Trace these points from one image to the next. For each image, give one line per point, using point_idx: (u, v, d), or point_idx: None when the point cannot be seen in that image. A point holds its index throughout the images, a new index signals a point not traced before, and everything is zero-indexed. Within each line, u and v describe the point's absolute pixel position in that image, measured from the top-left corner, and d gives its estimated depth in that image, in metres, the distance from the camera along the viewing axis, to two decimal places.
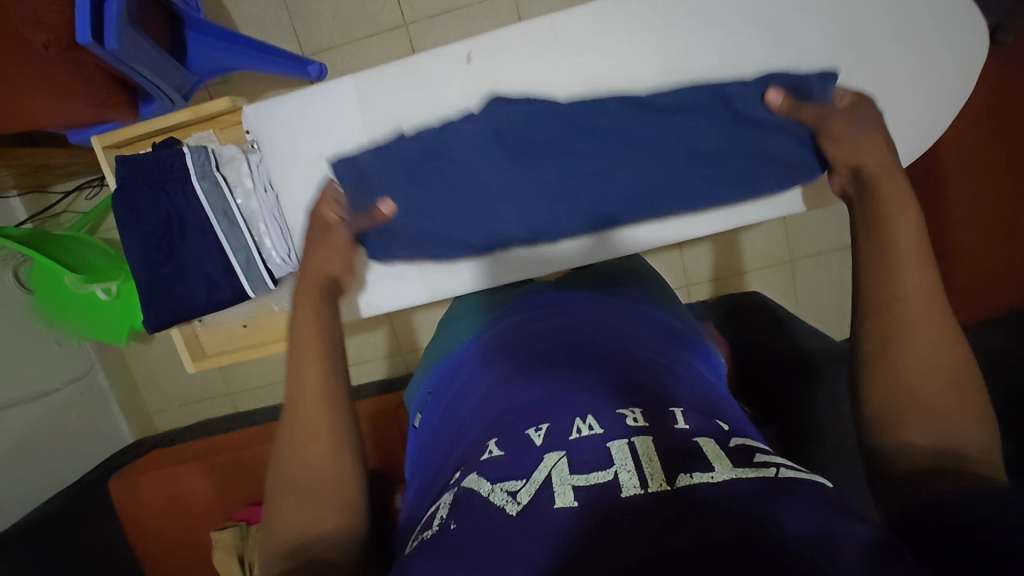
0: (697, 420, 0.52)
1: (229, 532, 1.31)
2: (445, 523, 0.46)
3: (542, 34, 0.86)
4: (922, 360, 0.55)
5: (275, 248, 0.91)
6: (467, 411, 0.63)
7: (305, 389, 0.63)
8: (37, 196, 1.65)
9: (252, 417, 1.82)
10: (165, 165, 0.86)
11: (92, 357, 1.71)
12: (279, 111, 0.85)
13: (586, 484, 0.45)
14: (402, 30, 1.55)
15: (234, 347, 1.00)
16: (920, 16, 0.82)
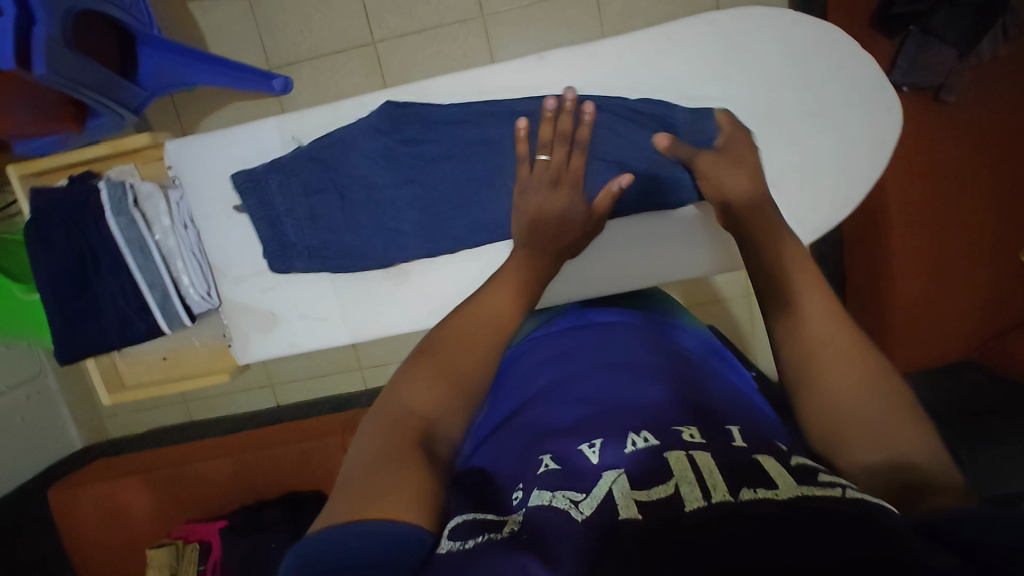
0: (754, 437, 0.54)
1: (163, 552, 1.29)
2: (515, 533, 0.45)
3: (465, 87, 0.82)
4: (837, 378, 0.54)
5: (194, 285, 0.88)
6: (516, 421, 0.64)
7: (448, 351, 0.60)
8: None
9: (208, 427, 1.81)
10: (80, 202, 0.84)
11: (42, 362, 1.68)
12: (200, 147, 0.83)
13: (649, 500, 0.45)
14: (370, 49, 1.55)
15: (154, 380, 0.97)
16: (833, 93, 0.79)
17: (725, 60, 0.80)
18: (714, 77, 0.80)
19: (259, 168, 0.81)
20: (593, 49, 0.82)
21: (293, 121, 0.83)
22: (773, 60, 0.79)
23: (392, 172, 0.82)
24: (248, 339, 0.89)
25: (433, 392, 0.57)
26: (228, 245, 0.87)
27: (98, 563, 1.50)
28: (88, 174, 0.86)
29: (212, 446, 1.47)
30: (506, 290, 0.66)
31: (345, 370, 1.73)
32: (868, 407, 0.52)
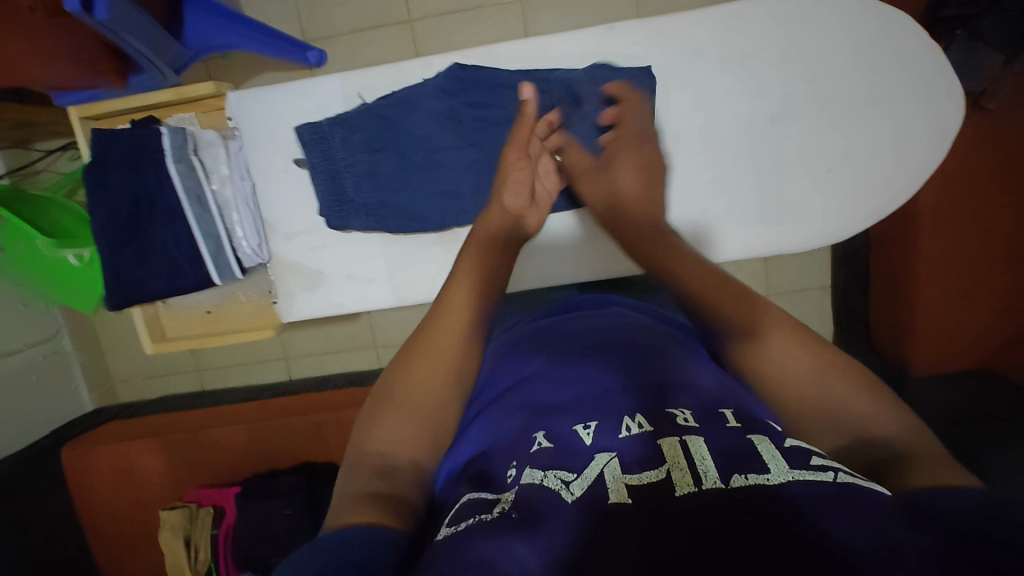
0: (749, 417, 0.53)
1: (177, 514, 1.29)
2: (505, 512, 0.45)
3: (528, 55, 0.83)
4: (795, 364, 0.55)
5: (247, 237, 0.89)
6: (504, 398, 0.63)
7: (409, 377, 0.60)
8: (16, 151, 1.63)
9: (218, 396, 1.81)
10: (142, 145, 0.83)
11: (59, 321, 1.69)
12: (262, 100, 0.84)
13: (639, 483, 0.46)
14: (407, 27, 1.55)
15: (196, 334, 0.98)
16: (896, 82, 0.78)
17: (783, 45, 0.79)
18: (766, 64, 0.79)
19: (325, 122, 0.82)
20: (654, 26, 0.81)
21: (358, 78, 0.83)
22: (828, 53, 0.78)
23: (455, 136, 0.82)
24: (295, 297, 0.90)
25: (396, 431, 0.58)
26: (282, 202, 0.87)
27: (108, 525, 1.50)
28: (149, 120, 0.86)
29: (227, 412, 1.48)
30: (446, 315, 0.63)
31: (361, 347, 1.73)
32: (835, 421, 0.52)
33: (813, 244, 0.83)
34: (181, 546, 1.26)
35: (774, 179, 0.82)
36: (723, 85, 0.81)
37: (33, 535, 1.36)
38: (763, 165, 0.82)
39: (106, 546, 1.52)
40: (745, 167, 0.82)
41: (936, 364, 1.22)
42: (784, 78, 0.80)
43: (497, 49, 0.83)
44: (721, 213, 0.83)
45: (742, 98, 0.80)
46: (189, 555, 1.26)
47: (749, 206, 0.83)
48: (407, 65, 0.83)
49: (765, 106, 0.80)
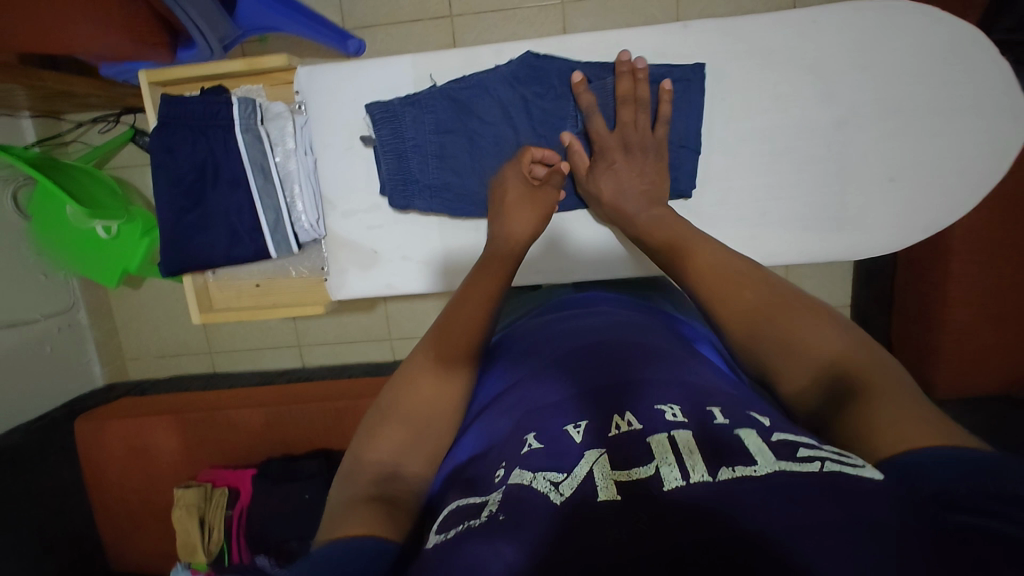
0: (738, 413, 0.48)
1: (191, 493, 1.28)
2: (492, 514, 0.41)
3: (603, 48, 0.83)
4: (746, 306, 0.58)
5: (306, 212, 0.90)
6: (501, 398, 0.59)
7: (397, 394, 0.60)
8: (48, 121, 1.63)
9: (229, 379, 1.79)
10: (211, 112, 0.85)
11: (76, 293, 1.68)
12: (332, 77, 0.85)
13: (629, 480, 0.42)
14: (447, 22, 1.56)
15: (243, 306, 0.99)
16: (961, 95, 0.79)
17: (856, 53, 0.80)
18: (829, 70, 0.80)
19: (395, 102, 0.83)
20: (723, 26, 0.81)
21: (428, 61, 0.84)
22: (897, 64, 0.79)
23: (523, 124, 0.83)
24: (348, 275, 0.90)
25: (393, 437, 0.56)
26: (340, 178, 0.88)
27: (116, 501, 1.50)
28: (217, 89, 0.87)
29: (243, 395, 1.47)
30: (439, 332, 0.65)
31: (376, 338, 1.72)
32: (794, 358, 0.53)
33: (869, 253, 0.84)
34: (195, 526, 1.25)
35: (822, 188, 0.83)
36: (782, 91, 0.82)
37: (42, 507, 1.34)
38: (812, 172, 0.83)
39: (113, 521, 1.51)
40: (807, 174, 0.83)
41: (958, 385, 1.22)
42: (845, 85, 0.81)
43: (569, 40, 0.84)
44: (777, 217, 0.84)
45: (812, 100, 0.81)
46: (202, 536, 1.26)
47: (803, 212, 0.84)
48: (478, 51, 0.84)
49: (827, 111, 0.81)
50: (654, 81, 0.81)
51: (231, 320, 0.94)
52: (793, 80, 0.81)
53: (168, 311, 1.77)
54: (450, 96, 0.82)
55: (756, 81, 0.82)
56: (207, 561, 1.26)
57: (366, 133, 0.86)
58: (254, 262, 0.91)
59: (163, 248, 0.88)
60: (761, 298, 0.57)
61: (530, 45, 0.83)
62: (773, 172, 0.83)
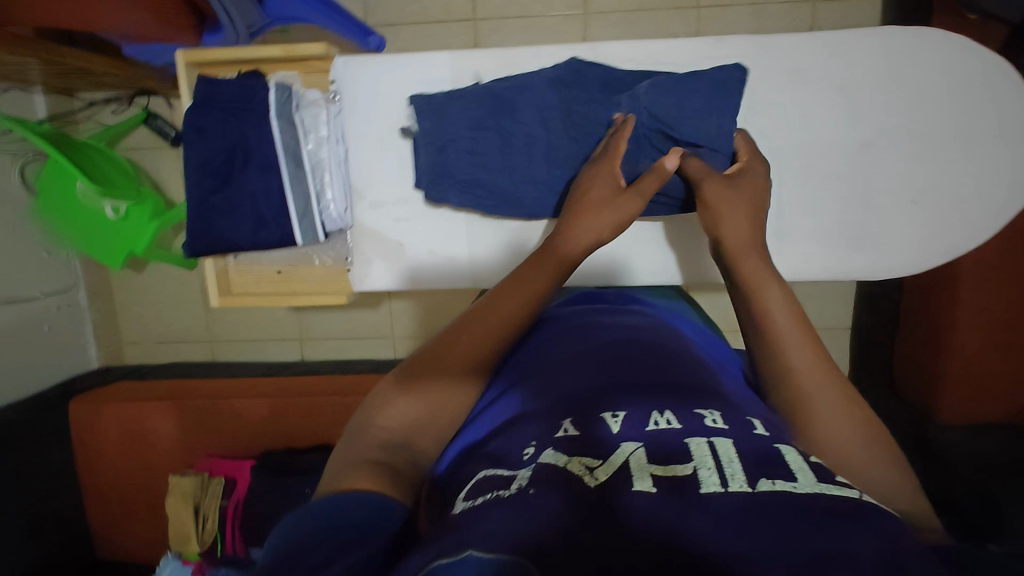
0: (777, 429, 0.48)
1: (189, 481, 1.26)
2: (520, 487, 0.40)
3: (640, 57, 0.85)
4: (812, 369, 0.55)
5: (334, 201, 0.90)
6: (519, 385, 0.59)
7: (422, 373, 0.59)
8: (62, 98, 1.63)
9: (228, 368, 1.76)
10: (248, 94, 0.85)
11: (77, 273, 1.66)
12: (368, 70, 0.86)
13: (664, 475, 0.41)
14: (471, 24, 1.57)
15: (262, 292, 0.98)
16: (988, 124, 0.81)
17: (886, 76, 0.81)
18: (858, 88, 0.82)
19: (438, 97, 0.83)
20: (756, 42, 0.83)
21: (468, 59, 0.85)
22: (929, 89, 0.81)
23: (563, 127, 0.82)
24: (372, 265, 0.90)
25: (410, 411, 0.56)
26: (369, 170, 0.88)
27: (107, 485, 1.47)
28: (255, 73, 0.88)
29: (244, 385, 1.45)
30: (475, 317, 0.64)
31: (380, 336, 1.70)
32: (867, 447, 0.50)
33: (888, 273, 0.85)
34: (190, 514, 1.24)
35: (849, 207, 0.84)
36: (813, 108, 0.83)
37: (31, 487, 1.32)
38: (841, 189, 0.84)
39: (103, 505, 1.48)
40: (835, 191, 0.84)
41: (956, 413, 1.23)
42: (874, 110, 0.82)
43: (607, 47, 0.86)
44: (804, 232, 0.85)
45: (842, 118, 0.83)
46: (197, 525, 1.25)
47: (829, 229, 0.85)
48: (519, 53, 0.85)
49: (858, 131, 0.82)
50: None
51: (251, 305, 0.93)
52: (821, 100, 0.83)
53: (170, 296, 1.75)
54: (492, 93, 0.83)
55: (787, 98, 0.83)
56: (200, 550, 1.25)
57: (405, 125, 0.87)
58: (279, 248, 0.91)
59: (190, 229, 0.88)
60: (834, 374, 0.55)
61: (573, 49, 0.84)
62: (801, 187, 0.84)
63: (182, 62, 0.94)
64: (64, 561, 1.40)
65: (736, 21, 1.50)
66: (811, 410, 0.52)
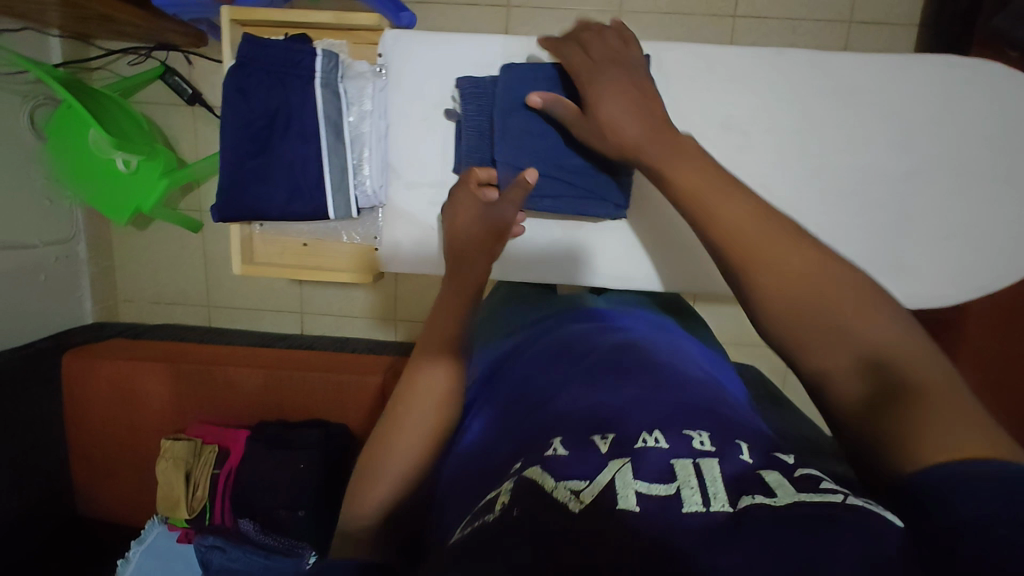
0: (764, 453, 0.44)
1: (181, 447, 1.24)
2: (506, 510, 0.38)
3: (698, 62, 0.83)
4: (772, 276, 0.50)
5: (371, 176, 0.89)
6: (501, 409, 0.57)
7: (395, 425, 0.57)
8: (77, 44, 1.58)
9: (223, 336, 1.72)
10: (295, 59, 0.85)
11: (78, 224, 1.61)
12: (420, 45, 0.84)
13: (648, 492, 0.39)
14: (503, 11, 1.53)
15: (287, 263, 0.98)
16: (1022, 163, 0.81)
17: (942, 109, 0.81)
18: (908, 121, 0.82)
19: (489, 79, 0.82)
20: (815, 60, 0.82)
21: (519, 45, 0.84)
22: (973, 126, 0.81)
23: None
24: (400, 248, 0.88)
25: (389, 468, 0.54)
26: (410, 150, 0.86)
27: (93, 443, 1.45)
28: (303, 38, 0.88)
29: (239, 354, 1.42)
30: (414, 360, 0.62)
31: (380, 317, 1.66)
32: (838, 335, 0.45)
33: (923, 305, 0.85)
34: (180, 480, 1.22)
35: (883, 236, 0.84)
36: (860, 134, 0.83)
37: (17, 437, 1.29)
38: (868, 215, 0.84)
39: (87, 464, 1.46)
40: (865, 223, 0.84)
41: None
42: (925, 140, 0.82)
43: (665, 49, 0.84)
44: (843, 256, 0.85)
45: (890, 147, 0.82)
46: (187, 491, 1.23)
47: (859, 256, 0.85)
48: None
49: (903, 160, 0.83)
50: (738, 109, 0.83)
51: (274, 276, 0.93)
52: (873, 125, 0.82)
53: (170, 257, 1.71)
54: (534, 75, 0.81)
55: (840, 119, 0.83)
56: (187, 517, 1.24)
57: (450, 105, 0.85)
58: (310, 219, 0.90)
59: (221, 193, 0.86)
60: (800, 270, 0.49)
61: None
62: (829, 213, 0.84)
63: (229, 19, 0.92)
64: (44, 517, 1.38)
65: (768, 35, 1.49)
66: (764, 300, 0.50)
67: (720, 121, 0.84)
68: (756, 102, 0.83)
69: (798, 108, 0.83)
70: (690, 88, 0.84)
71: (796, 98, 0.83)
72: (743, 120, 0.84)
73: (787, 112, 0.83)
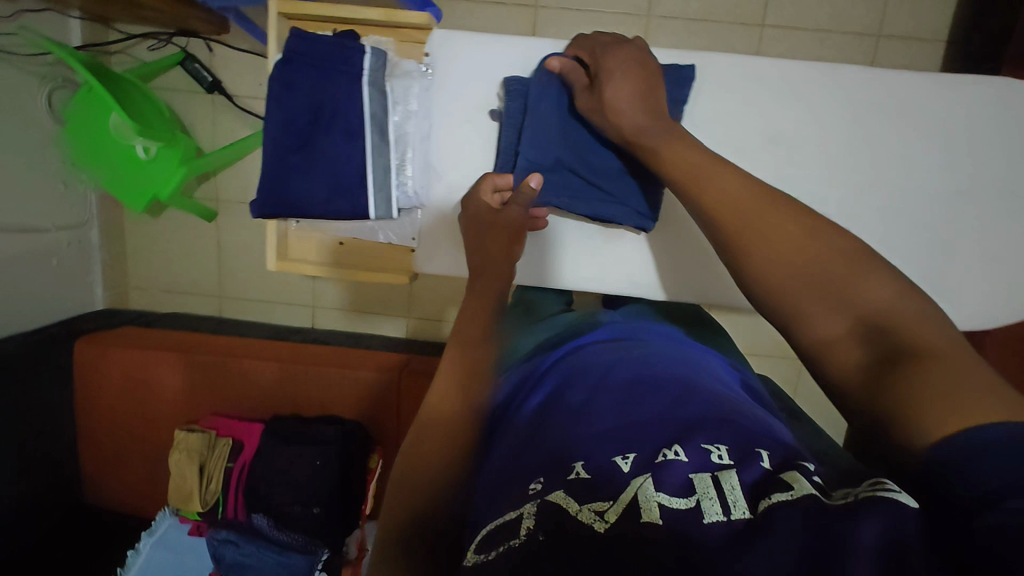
0: (785, 455, 0.44)
1: (195, 439, 1.23)
2: (532, 534, 0.39)
3: (747, 75, 0.82)
4: (771, 252, 0.51)
5: (413, 176, 0.87)
6: (516, 421, 0.57)
7: (420, 444, 0.57)
8: (97, 27, 1.56)
9: (234, 327, 1.71)
10: (343, 56, 0.83)
11: (92, 210, 1.60)
12: (467, 45, 0.84)
13: (671, 505, 0.39)
14: (531, 11, 1.52)
15: (321, 261, 0.98)
16: None
17: (979, 127, 0.81)
18: (944, 137, 0.81)
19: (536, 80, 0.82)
20: (860, 76, 0.81)
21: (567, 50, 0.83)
22: (1006, 144, 0.81)
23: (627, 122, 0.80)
24: (439, 250, 0.88)
25: (417, 487, 0.54)
26: (455, 151, 0.86)
27: (104, 432, 1.44)
28: (349, 34, 0.86)
29: (252, 346, 1.41)
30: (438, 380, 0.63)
31: (394, 314, 1.65)
32: (836, 307, 0.47)
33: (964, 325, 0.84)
34: (194, 472, 1.22)
35: (925, 257, 0.83)
36: (902, 152, 0.82)
37: (28, 423, 1.28)
38: (904, 231, 0.83)
39: (97, 452, 1.45)
40: (890, 238, 0.83)
41: None
42: (962, 158, 0.82)
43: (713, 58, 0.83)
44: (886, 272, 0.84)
45: (926, 165, 0.82)
46: (200, 484, 1.23)
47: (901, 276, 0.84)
48: None
49: (933, 176, 0.82)
50: (782, 122, 0.83)
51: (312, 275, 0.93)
52: (916, 142, 0.82)
53: (183, 246, 1.69)
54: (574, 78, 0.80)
55: (883, 136, 0.82)
56: (201, 510, 1.24)
57: (496, 106, 0.85)
58: (348, 219, 0.88)
59: (260, 189, 0.85)
60: (797, 244, 0.50)
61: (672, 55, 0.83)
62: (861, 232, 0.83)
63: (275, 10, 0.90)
64: (51, 504, 1.37)
65: (796, 45, 1.48)
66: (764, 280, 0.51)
67: (764, 133, 0.83)
68: (805, 118, 0.83)
69: (842, 122, 0.82)
70: (735, 99, 0.83)
71: (844, 113, 0.82)
72: (788, 135, 0.83)
73: (834, 127, 0.82)
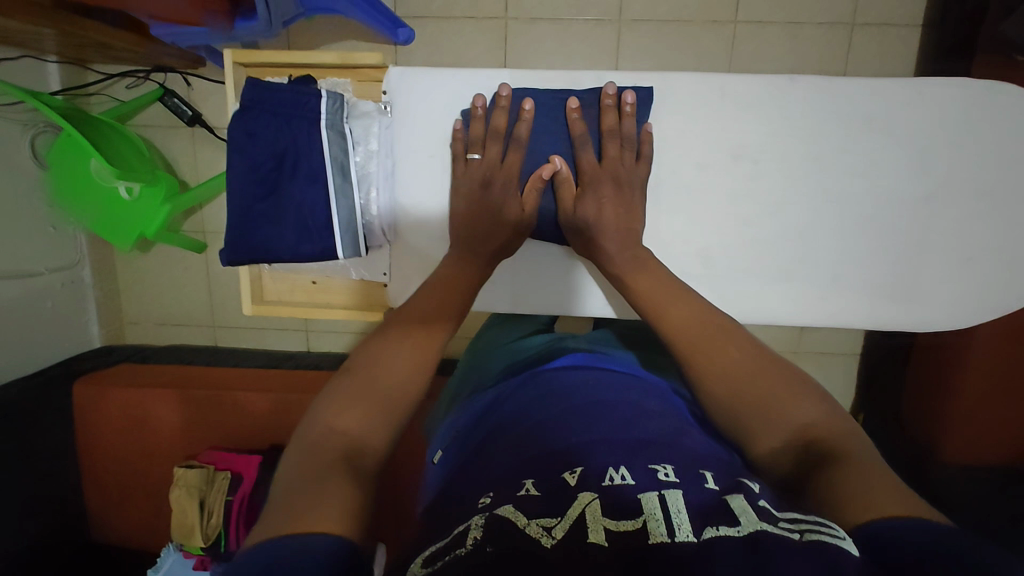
0: (730, 478, 0.46)
1: (194, 474, 1.26)
2: (479, 545, 0.39)
3: (706, 91, 0.83)
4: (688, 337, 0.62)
5: (378, 213, 0.90)
6: (472, 441, 0.58)
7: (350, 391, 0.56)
8: (73, 69, 1.57)
9: (228, 355, 1.72)
10: (300, 102, 0.85)
11: (82, 250, 1.61)
12: (424, 81, 0.86)
13: (617, 528, 0.40)
14: (501, 23, 1.52)
15: (296, 301, 1.00)
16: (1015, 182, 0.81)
17: (947, 126, 0.81)
18: (909, 140, 0.81)
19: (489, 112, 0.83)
20: (819, 82, 0.81)
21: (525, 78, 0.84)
22: (973, 143, 0.81)
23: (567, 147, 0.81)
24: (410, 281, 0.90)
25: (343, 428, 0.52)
26: (417, 186, 0.88)
27: (106, 469, 1.45)
28: (305, 79, 0.89)
29: (243, 376, 1.43)
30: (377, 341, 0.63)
31: None
32: (749, 396, 0.55)
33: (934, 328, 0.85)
34: (195, 507, 1.24)
35: (893, 261, 0.84)
36: (865, 154, 0.82)
37: (32, 467, 1.30)
38: (863, 234, 0.84)
39: (101, 490, 1.47)
40: (848, 240, 0.84)
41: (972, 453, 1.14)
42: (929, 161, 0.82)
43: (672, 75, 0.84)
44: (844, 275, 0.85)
45: (891, 165, 0.82)
46: (200, 518, 1.24)
47: (867, 277, 0.85)
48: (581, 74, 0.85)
49: (898, 177, 0.82)
50: (744, 135, 0.83)
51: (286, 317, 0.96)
52: (882, 141, 0.82)
53: (173, 278, 1.71)
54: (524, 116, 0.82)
55: (848, 140, 0.82)
56: (202, 544, 1.25)
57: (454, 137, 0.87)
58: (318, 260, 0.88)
59: (229, 234, 0.87)
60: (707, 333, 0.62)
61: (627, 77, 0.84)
62: (817, 237, 0.84)
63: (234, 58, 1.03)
64: (59, 544, 1.39)
65: (768, 40, 1.48)
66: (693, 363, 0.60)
67: (726, 147, 0.83)
68: (768, 128, 0.83)
69: (801, 126, 0.82)
70: (697, 116, 0.83)
71: (804, 119, 0.82)
72: (750, 147, 0.83)
73: (793, 133, 0.82)
